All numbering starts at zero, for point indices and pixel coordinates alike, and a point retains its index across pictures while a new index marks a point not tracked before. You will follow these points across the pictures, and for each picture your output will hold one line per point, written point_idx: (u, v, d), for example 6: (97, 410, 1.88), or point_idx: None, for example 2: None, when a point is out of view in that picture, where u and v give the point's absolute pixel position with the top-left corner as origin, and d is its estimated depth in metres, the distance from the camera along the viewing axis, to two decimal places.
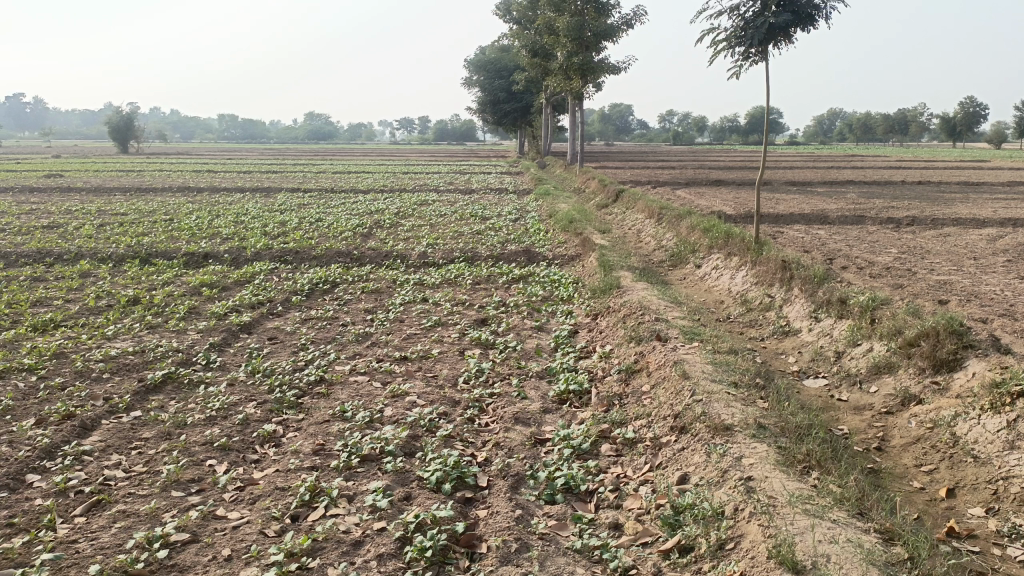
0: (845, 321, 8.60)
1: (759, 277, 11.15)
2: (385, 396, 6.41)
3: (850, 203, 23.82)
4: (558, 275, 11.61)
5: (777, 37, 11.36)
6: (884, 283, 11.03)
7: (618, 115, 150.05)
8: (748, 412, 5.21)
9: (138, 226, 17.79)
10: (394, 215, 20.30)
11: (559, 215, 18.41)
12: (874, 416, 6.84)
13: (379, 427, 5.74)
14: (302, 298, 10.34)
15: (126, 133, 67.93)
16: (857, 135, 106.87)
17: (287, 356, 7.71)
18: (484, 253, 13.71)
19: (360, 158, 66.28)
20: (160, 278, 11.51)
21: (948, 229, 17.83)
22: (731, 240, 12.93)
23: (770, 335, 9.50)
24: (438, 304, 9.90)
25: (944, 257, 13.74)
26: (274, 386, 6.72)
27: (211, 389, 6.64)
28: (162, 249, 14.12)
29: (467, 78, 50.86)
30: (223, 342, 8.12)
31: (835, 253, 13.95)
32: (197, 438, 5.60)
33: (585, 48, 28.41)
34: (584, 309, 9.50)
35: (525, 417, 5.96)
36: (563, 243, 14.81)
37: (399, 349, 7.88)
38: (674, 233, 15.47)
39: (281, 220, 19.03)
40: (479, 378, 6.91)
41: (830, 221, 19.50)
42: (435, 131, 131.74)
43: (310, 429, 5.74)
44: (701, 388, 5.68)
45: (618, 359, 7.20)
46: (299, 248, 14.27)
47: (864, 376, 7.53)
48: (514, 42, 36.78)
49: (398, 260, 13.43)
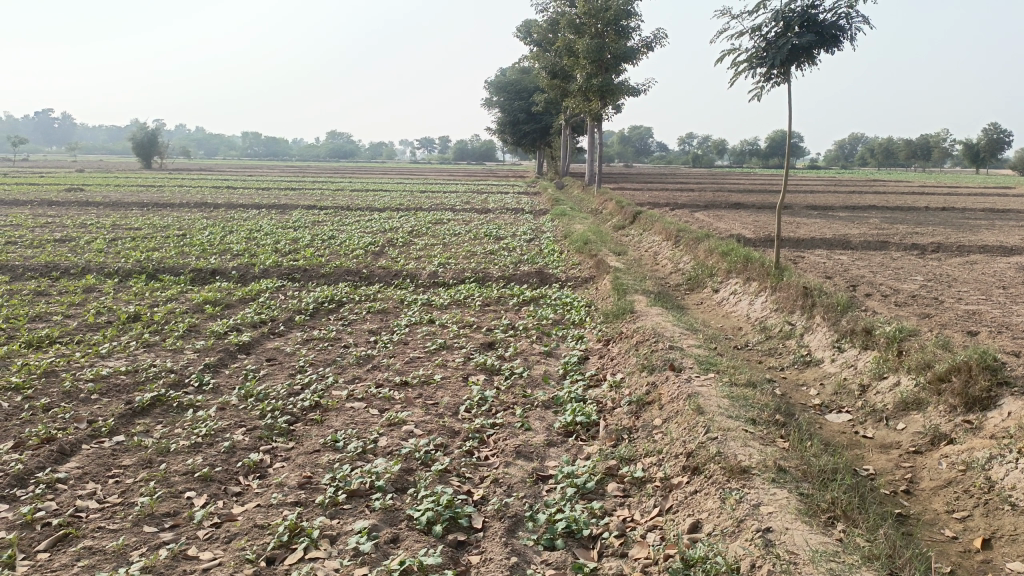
0: (870, 353, 8.18)
1: (779, 303, 10.75)
2: (381, 424, 6.08)
3: (872, 228, 23.34)
4: (571, 298, 11.26)
5: (800, 59, 11.02)
6: (910, 312, 10.59)
7: (638, 137, 149.99)
8: (766, 453, 4.82)
9: (150, 241, 17.67)
10: (408, 234, 20.07)
11: (574, 236, 18.09)
12: (902, 456, 6.40)
13: (371, 458, 5.40)
14: (305, 317, 10.06)
15: (149, 149, 68.62)
16: (879, 160, 106.01)
17: (283, 379, 7.40)
18: (496, 274, 13.40)
19: (380, 176, 66.42)
20: (163, 295, 11.27)
21: (975, 257, 17.32)
22: (751, 265, 12.54)
23: (790, 365, 9.08)
24: (445, 326, 9.58)
25: (972, 286, 13.26)
26: (266, 410, 6.40)
27: (199, 414, 6.33)
28: (170, 265, 13.92)
29: (487, 99, 50.87)
30: (218, 363, 7.84)
31: (857, 280, 13.52)
32: (179, 467, 5.29)
33: (605, 70, 28.24)
34: (596, 334, 9.14)
35: (527, 451, 5.60)
36: (577, 264, 14.49)
37: (400, 374, 7.54)
38: (692, 256, 15.09)
39: (293, 237, 18.85)
40: (481, 407, 6.57)
41: (852, 247, 19.03)
42: (455, 151, 132.38)
43: (298, 460, 5.41)
44: (716, 423, 5.30)
45: (629, 389, 6.83)
46: (309, 265, 14.03)
47: (891, 413, 7.09)
48: (534, 64, 36.78)
49: (407, 279, 13.16)
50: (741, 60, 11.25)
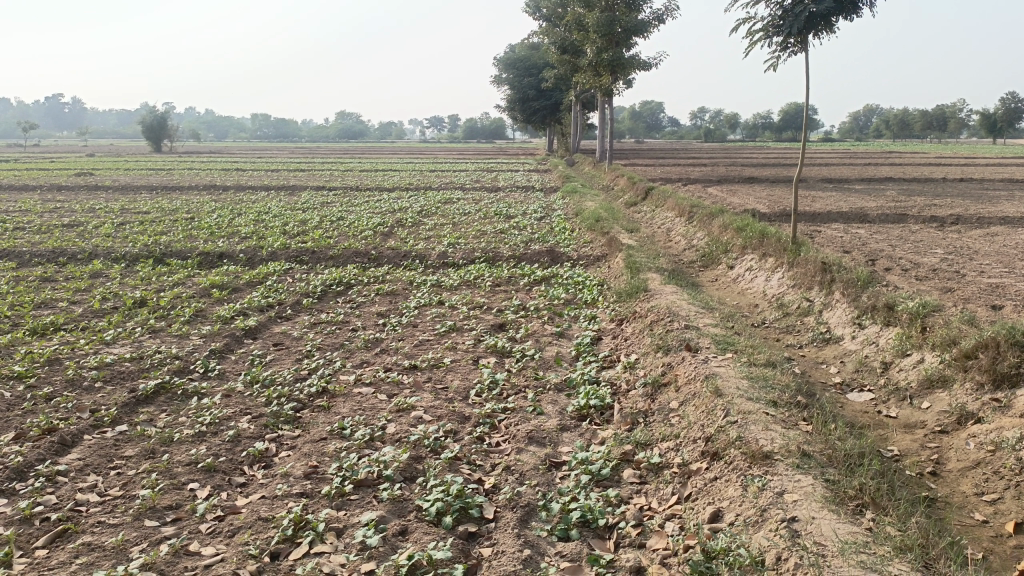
0: (892, 329, 7.93)
1: (797, 279, 10.50)
2: (389, 410, 5.92)
3: (890, 200, 22.91)
4: (583, 277, 11.05)
5: (817, 27, 10.67)
6: (930, 286, 10.30)
7: (649, 112, 148.58)
8: (789, 437, 4.61)
9: (159, 224, 17.58)
10: (417, 214, 19.88)
11: (586, 214, 17.82)
12: (927, 436, 6.18)
13: (379, 446, 5.24)
14: (313, 300, 9.91)
15: (159, 133, 68.54)
16: (893, 131, 104.59)
17: (290, 364, 7.25)
18: (507, 253, 13.20)
19: (390, 155, 66.15)
20: (170, 279, 11.15)
21: (996, 228, 16.91)
22: (766, 240, 12.27)
23: (809, 342, 8.86)
24: (455, 308, 9.40)
25: (994, 258, 12.93)
26: (272, 397, 6.25)
27: (204, 401, 6.20)
28: (178, 248, 13.81)
29: (496, 76, 50.33)
30: (225, 348, 7.70)
31: (876, 254, 13.22)
32: (181, 458, 5.16)
33: (615, 44, 27.77)
34: (609, 314, 8.93)
35: (540, 436, 5.42)
36: (589, 242, 14.25)
37: (409, 357, 7.38)
38: (706, 232, 14.83)
39: (302, 218, 18.71)
40: (492, 391, 6.39)
41: (869, 220, 18.66)
42: (465, 130, 131.88)
43: (304, 448, 5.26)
44: (736, 406, 5.10)
45: (644, 371, 6.64)
46: (317, 247, 13.87)
47: (916, 391, 6.86)
48: (543, 40, 36.29)
49: (417, 260, 12.98)
50: (756, 30, 10.93)
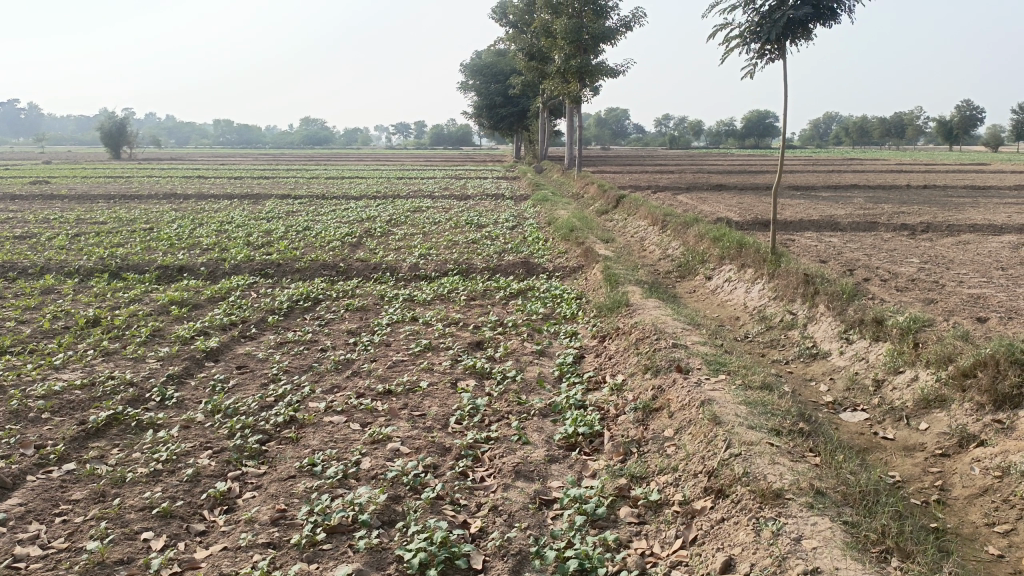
0: (882, 344, 7.70)
1: (778, 291, 10.27)
2: (363, 442, 5.49)
3: (858, 208, 23.01)
4: (560, 290, 10.71)
5: (795, 34, 10.49)
6: (912, 298, 10.14)
7: (615, 119, 149.40)
8: (799, 472, 4.29)
9: (115, 236, 16.86)
10: (385, 223, 19.41)
11: (559, 223, 17.49)
12: (928, 459, 5.94)
13: (353, 484, 4.82)
14: (278, 318, 9.41)
15: (118, 140, 66.89)
16: (854, 138, 106.37)
17: (254, 389, 6.77)
18: (480, 265, 12.81)
19: (357, 161, 65.34)
20: (127, 295, 10.56)
21: (967, 236, 16.95)
22: (745, 251, 12.05)
23: (795, 358, 8.60)
24: (429, 325, 8.99)
25: (970, 267, 12.87)
26: (235, 428, 5.78)
27: (161, 434, 5.70)
28: (135, 261, 13.17)
29: (464, 82, 49.99)
30: (183, 373, 7.19)
31: (852, 263, 13.09)
32: (134, 502, 4.68)
33: (583, 51, 27.58)
34: (591, 330, 8.58)
35: (527, 470, 5.05)
36: (564, 253, 13.93)
37: (382, 381, 6.94)
38: (681, 241, 14.60)
39: (266, 228, 18.10)
40: (474, 418, 5.99)
41: (841, 228, 18.62)
42: (431, 138, 131.29)
43: (271, 488, 4.81)
44: (737, 436, 4.77)
45: (633, 393, 6.30)
46: (283, 259, 13.34)
47: (912, 411, 6.62)
48: (511, 47, 36.05)
49: (387, 272, 12.54)
50: (734, 37, 10.70)
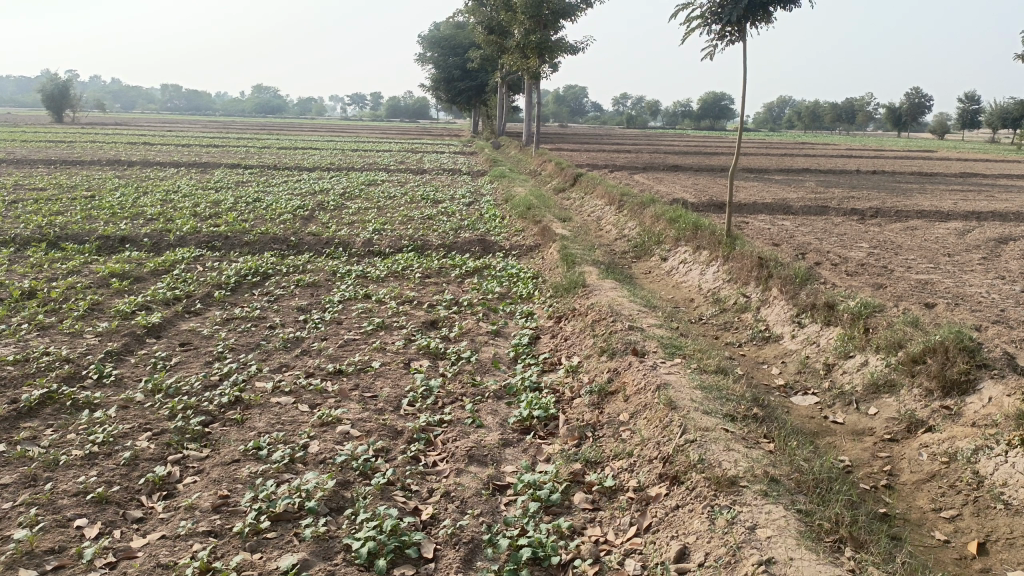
0: (833, 329, 7.78)
1: (733, 274, 10.32)
2: (312, 425, 5.33)
3: (810, 192, 23.33)
4: (516, 268, 10.60)
5: (756, 16, 10.44)
6: (862, 282, 10.29)
7: (573, 96, 149.18)
8: (754, 459, 4.28)
9: (54, 203, 16.16)
10: (339, 196, 19.02)
11: (516, 200, 17.33)
12: (877, 444, 6.02)
13: (300, 469, 4.66)
14: (225, 293, 9.11)
15: (60, 103, 64.24)
16: (807, 123, 108.03)
17: (198, 368, 6.53)
18: (435, 242, 12.61)
19: (312, 132, 63.95)
20: (65, 266, 10.12)
21: (914, 222, 17.32)
22: (701, 233, 12.08)
23: (748, 341, 8.65)
24: (382, 302, 8.80)
25: (917, 253, 13.12)
26: (176, 409, 5.55)
27: (98, 414, 5.45)
28: (74, 231, 12.62)
29: (421, 54, 49.22)
30: (123, 350, 6.90)
31: (805, 247, 13.25)
32: (67, 487, 4.44)
33: (543, 26, 27.26)
34: (546, 310, 8.50)
35: (481, 455, 4.95)
36: (521, 231, 13.80)
37: (333, 360, 6.75)
38: (637, 221, 14.60)
39: (215, 199, 17.58)
40: (427, 400, 5.87)
41: (793, 212, 18.86)
42: (388, 110, 129.43)
43: (213, 473, 4.63)
44: (692, 421, 4.74)
45: (588, 376, 6.24)
46: (231, 232, 12.94)
47: (861, 395, 6.71)
48: (470, 19, 35.49)
49: (340, 247, 12.26)
50: (695, 17, 10.62)
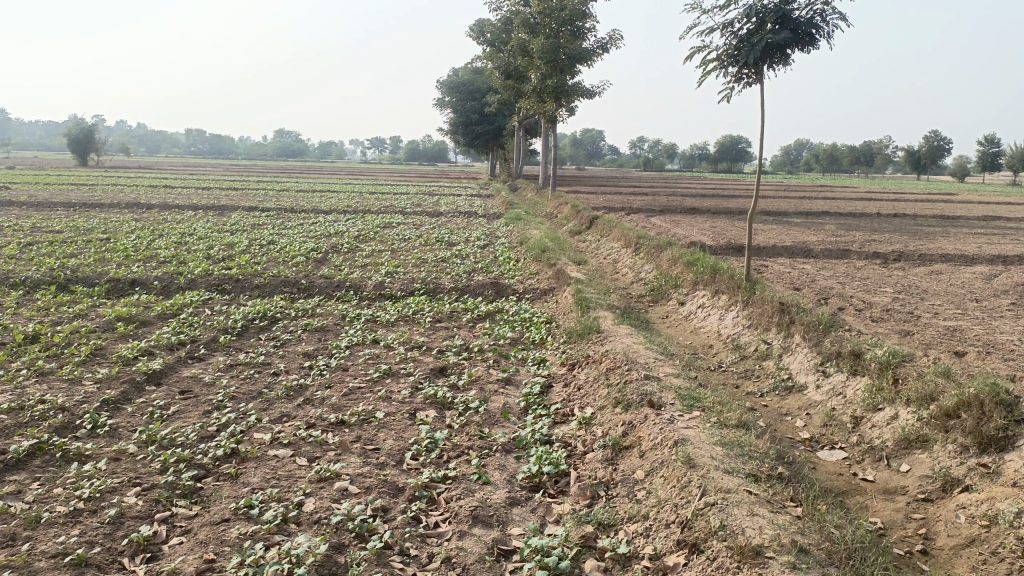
0: (860, 379, 7.43)
1: (752, 319, 10.01)
2: (309, 480, 5.05)
3: (830, 235, 23.02)
4: (529, 313, 10.36)
5: (773, 58, 10.29)
6: (888, 329, 9.94)
7: (590, 140, 150.50)
8: (780, 525, 3.95)
9: (69, 246, 16.17)
10: (353, 239, 18.98)
11: (531, 242, 17.17)
12: (910, 505, 5.64)
13: (293, 531, 4.37)
14: (231, 338, 8.91)
15: (85, 146, 65.42)
16: (824, 166, 107.97)
17: (196, 418, 6.28)
18: (448, 285, 12.43)
19: (331, 174, 64.62)
20: (72, 310, 10.00)
21: (939, 266, 16.94)
22: (719, 276, 11.80)
23: (770, 390, 8.30)
24: (391, 348, 8.57)
25: (944, 298, 12.74)
26: (168, 463, 5.29)
27: (87, 468, 5.19)
28: (86, 274, 12.56)
29: (439, 99, 49.85)
30: (120, 398, 6.67)
31: (826, 291, 12.93)
32: (46, 547, 4.15)
33: (559, 71, 27.42)
34: (560, 357, 8.22)
35: (486, 516, 4.65)
36: (535, 274, 13.60)
37: (336, 410, 6.49)
38: (654, 264, 14.36)
39: (230, 242, 17.57)
40: (431, 454, 5.58)
41: (813, 255, 18.54)
42: (407, 153, 130.99)
43: (201, 534, 4.35)
44: (712, 482, 4.42)
45: (601, 429, 5.94)
46: (243, 275, 12.82)
47: (892, 451, 6.34)
48: (487, 65, 35.86)
49: (351, 290, 12.11)
50: (711, 59, 10.48)
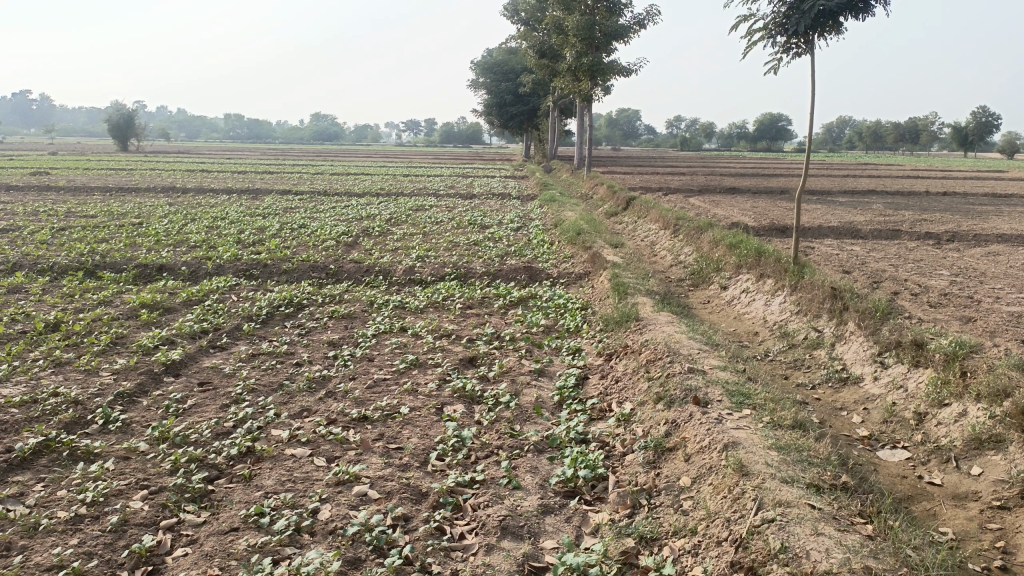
0: (923, 372, 6.86)
1: (802, 305, 9.43)
2: (326, 484, 4.69)
3: (877, 214, 22.15)
4: (564, 298, 9.90)
5: (824, 27, 9.61)
6: (948, 315, 9.29)
7: (626, 120, 148.74)
8: (849, 546, 3.47)
9: (102, 231, 16.10)
10: (385, 222, 18.66)
11: (566, 225, 16.64)
12: (984, 513, 5.09)
13: (305, 543, 4.02)
14: (255, 326, 8.61)
15: (124, 131, 66.06)
16: (867, 143, 105.21)
17: (212, 413, 5.96)
18: (480, 269, 12.01)
19: (366, 158, 64.46)
20: (96, 297, 9.80)
21: (996, 247, 16.07)
22: (764, 259, 11.22)
23: (822, 381, 7.74)
24: (419, 337, 8.19)
25: (1005, 281, 11.99)
26: (179, 463, 4.98)
27: (96, 468, 4.89)
28: (114, 259, 12.38)
29: (474, 80, 49.34)
30: (136, 391, 6.39)
31: (877, 275, 12.25)
32: (41, 559, 3.84)
33: (595, 48, 26.66)
34: (596, 347, 7.77)
35: (516, 527, 4.25)
36: (570, 258, 13.13)
37: (359, 404, 6.13)
38: (694, 247, 13.79)
39: (261, 225, 17.36)
40: (458, 454, 5.19)
41: (862, 236, 17.75)
42: (442, 134, 130.60)
43: (206, 545, 4.03)
44: (768, 494, 3.94)
45: (642, 428, 5.48)
46: (271, 259, 12.54)
47: (962, 452, 5.79)
48: (522, 44, 35.19)
49: (380, 275, 11.76)
50: (758, 29, 9.85)
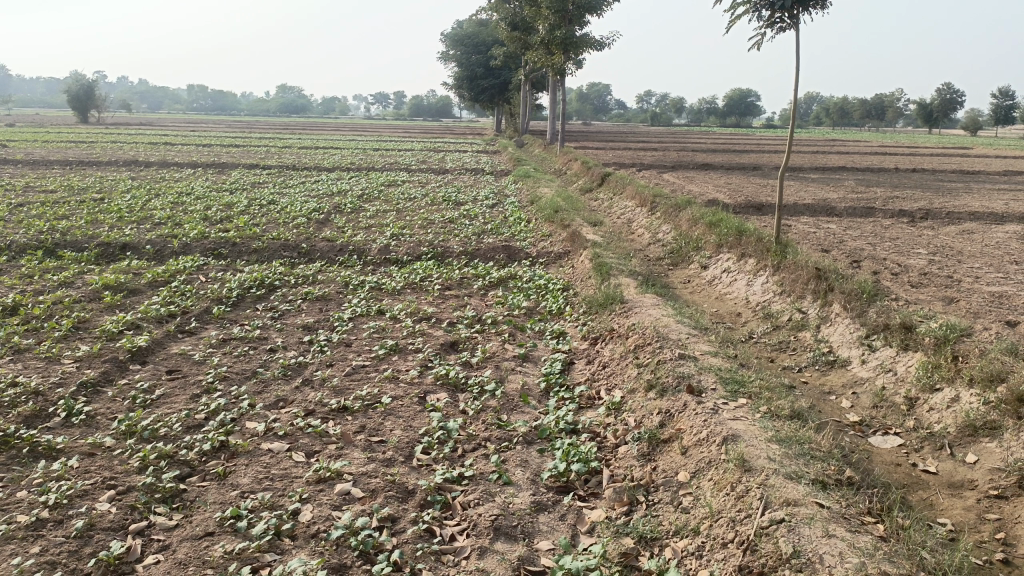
0: (913, 355, 6.76)
1: (785, 286, 9.30)
2: (306, 482, 4.44)
3: (850, 191, 22.20)
4: (545, 279, 9.67)
5: (811, 1, 9.38)
6: (931, 296, 9.23)
7: (596, 94, 148.21)
8: (863, 549, 3.33)
9: (62, 206, 15.48)
10: (356, 198, 18.23)
11: (542, 202, 16.36)
12: (981, 502, 4.98)
13: (287, 549, 3.78)
14: (225, 309, 8.26)
15: (83, 102, 63.94)
16: (835, 119, 106.02)
17: (183, 403, 5.65)
18: (457, 248, 11.72)
19: (334, 131, 63.22)
20: (57, 277, 9.35)
21: (969, 225, 16.16)
22: (746, 238, 11.07)
23: (809, 364, 7.62)
24: (397, 320, 7.91)
25: (982, 260, 12.01)
26: (148, 460, 4.68)
27: (58, 467, 4.58)
28: (74, 237, 11.86)
29: (444, 53, 48.53)
30: (101, 380, 6.05)
31: (856, 253, 12.20)
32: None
33: (568, 21, 26.23)
34: (581, 330, 7.57)
35: (509, 527, 4.05)
36: (548, 236, 12.88)
37: (338, 394, 5.86)
38: (672, 225, 13.62)
39: (228, 201, 16.84)
40: (444, 447, 4.96)
41: (837, 213, 17.74)
42: (411, 107, 129.10)
43: (180, 552, 3.76)
44: (774, 492, 3.79)
45: (635, 418, 5.30)
46: (240, 237, 12.12)
47: (955, 439, 5.70)
48: (494, 15, 34.57)
49: (354, 254, 11.41)
50: (743, 3, 9.59)
